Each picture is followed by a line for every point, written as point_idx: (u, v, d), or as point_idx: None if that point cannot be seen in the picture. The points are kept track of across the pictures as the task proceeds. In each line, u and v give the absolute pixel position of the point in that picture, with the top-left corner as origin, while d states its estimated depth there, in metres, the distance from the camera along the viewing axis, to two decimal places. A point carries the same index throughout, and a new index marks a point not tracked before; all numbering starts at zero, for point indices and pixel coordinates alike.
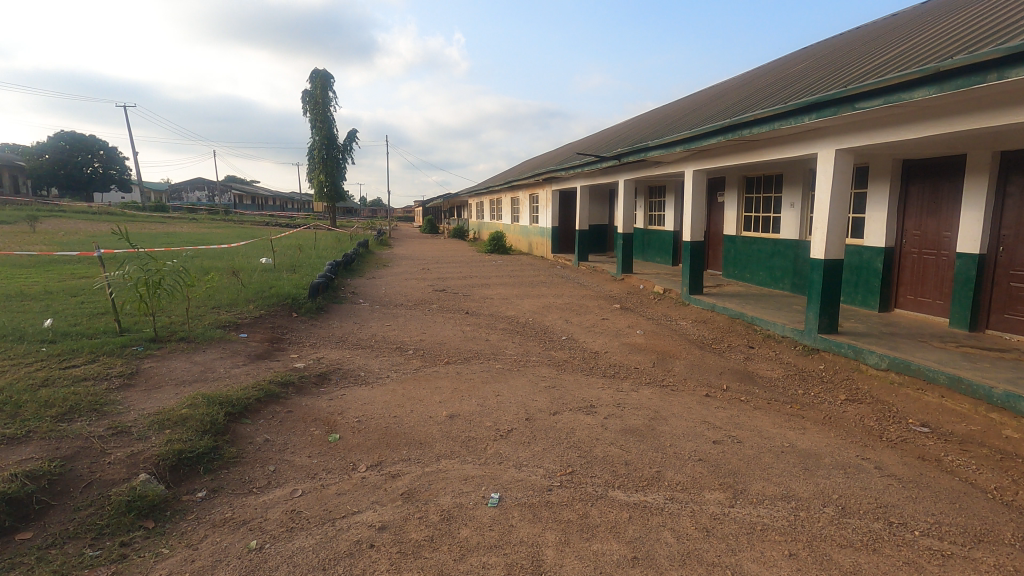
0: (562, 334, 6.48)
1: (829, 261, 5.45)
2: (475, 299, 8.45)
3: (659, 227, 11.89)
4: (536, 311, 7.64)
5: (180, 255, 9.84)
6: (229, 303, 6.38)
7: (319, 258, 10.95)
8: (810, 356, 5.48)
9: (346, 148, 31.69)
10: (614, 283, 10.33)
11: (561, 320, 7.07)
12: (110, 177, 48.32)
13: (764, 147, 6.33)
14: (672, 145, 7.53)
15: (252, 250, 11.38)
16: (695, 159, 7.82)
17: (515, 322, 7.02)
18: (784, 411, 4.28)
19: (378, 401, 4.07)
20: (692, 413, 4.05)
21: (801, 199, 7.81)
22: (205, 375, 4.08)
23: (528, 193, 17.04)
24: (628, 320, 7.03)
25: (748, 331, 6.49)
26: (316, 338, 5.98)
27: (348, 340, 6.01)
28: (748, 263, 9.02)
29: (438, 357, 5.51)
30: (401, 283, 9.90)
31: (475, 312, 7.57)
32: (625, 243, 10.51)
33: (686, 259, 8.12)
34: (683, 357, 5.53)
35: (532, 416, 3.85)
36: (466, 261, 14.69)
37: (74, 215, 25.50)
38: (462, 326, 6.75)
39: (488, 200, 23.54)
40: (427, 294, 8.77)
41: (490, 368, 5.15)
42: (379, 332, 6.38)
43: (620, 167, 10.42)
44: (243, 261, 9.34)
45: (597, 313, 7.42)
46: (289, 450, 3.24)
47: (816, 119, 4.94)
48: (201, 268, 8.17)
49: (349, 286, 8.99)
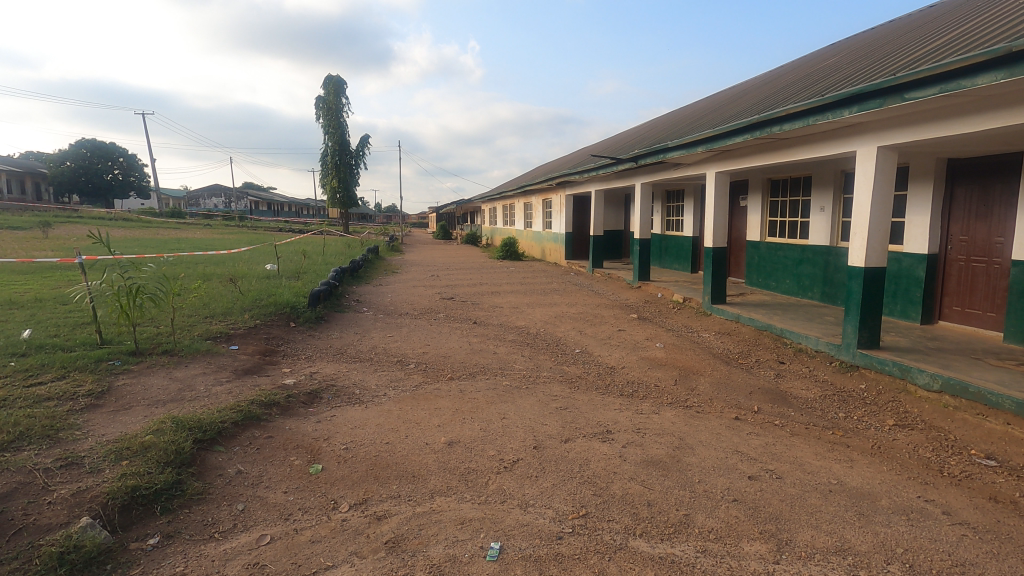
0: (575, 347, 6.05)
1: (870, 269, 4.95)
2: (484, 307, 8.06)
3: (678, 233, 11.41)
4: (548, 321, 7.21)
5: (182, 263, 9.61)
6: (223, 313, 6.06)
7: (326, 264, 10.65)
8: (849, 374, 4.98)
9: (359, 154, 31.61)
10: (630, 291, 9.86)
11: (574, 332, 6.63)
12: (129, 183, 48.97)
13: (794, 146, 5.86)
14: (693, 145, 7.09)
15: (257, 256, 11.12)
16: (717, 160, 7.36)
17: (526, 333, 6.61)
18: (827, 438, 3.79)
19: (371, 425, 3.67)
20: (722, 441, 3.59)
21: (833, 203, 7.30)
22: (181, 394, 3.72)
23: (541, 199, 16.65)
24: (646, 332, 6.57)
25: (777, 344, 5.99)
26: (313, 351, 5.62)
27: (347, 353, 5.64)
28: (774, 270, 8.52)
29: (441, 372, 5.11)
30: (408, 291, 9.55)
31: (483, 322, 7.16)
32: (642, 250, 10.05)
33: (708, 267, 7.63)
34: (707, 374, 5.06)
35: (540, 444, 3.43)
36: (477, 268, 14.31)
37: (90, 222, 25.67)
38: (469, 337, 6.35)
39: (501, 206, 23.20)
40: (434, 302, 8.40)
41: (497, 385, 4.73)
42: (380, 344, 6.00)
43: (637, 170, 9.99)
44: (246, 268, 9.06)
45: (613, 323, 6.98)
46: (263, 485, 2.84)
47: (857, 113, 4.47)
48: (201, 276, 7.89)
49: (353, 294, 8.66)
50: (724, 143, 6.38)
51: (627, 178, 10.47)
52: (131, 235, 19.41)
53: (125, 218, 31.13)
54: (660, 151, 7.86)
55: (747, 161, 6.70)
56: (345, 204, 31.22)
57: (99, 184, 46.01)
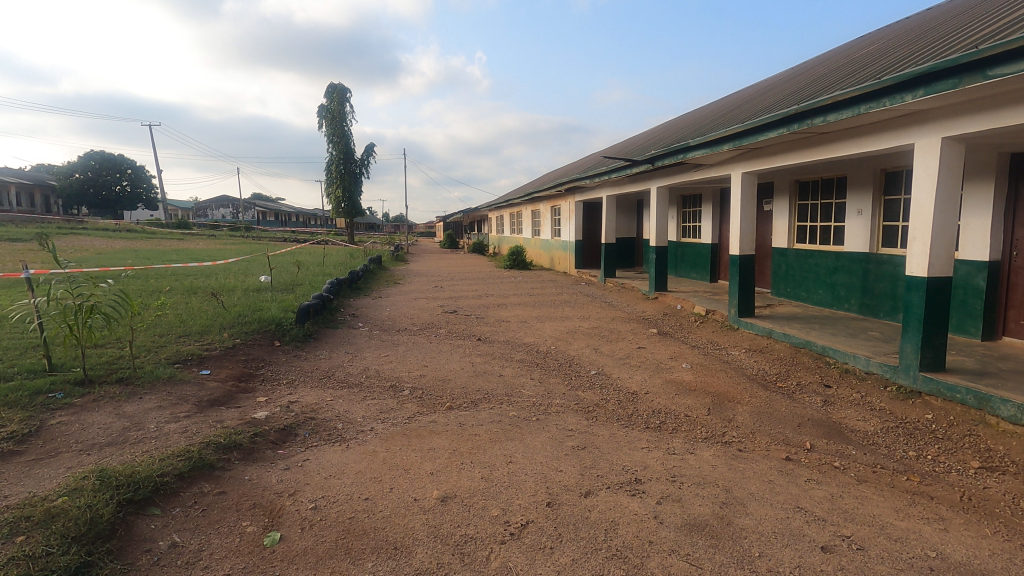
0: (590, 368, 5.40)
1: (934, 279, 4.28)
2: (489, 322, 7.43)
3: (695, 240, 10.77)
4: (560, 337, 6.56)
5: (170, 277, 9.08)
6: (200, 332, 5.48)
7: (322, 276, 10.08)
8: (911, 402, 4.29)
9: (363, 162, 31.24)
10: (647, 302, 9.20)
11: (589, 350, 5.99)
12: (137, 195, 48.97)
13: (835, 140, 5.21)
14: (717, 142, 6.45)
15: (251, 268, 10.58)
16: (743, 159, 6.72)
17: (535, 352, 5.96)
18: (902, 487, 3.12)
19: (351, 472, 3.05)
20: (778, 493, 2.93)
21: (873, 205, 6.63)
22: (123, 435, 3.11)
23: (549, 205, 16.07)
24: (669, 349, 5.91)
25: (819, 365, 5.31)
26: (296, 375, 5.01)
27: (335, 377, 5.03)
28: (804, 279, 7.84)
29: (439, 399, 4.48)
30: (409, 303, 8.95)
31: (488, 339, 6.52)
32: (659, 258, 9.40)
33: (734, 276, 6.96)
34: (745, 401, 4.39)
35: (555, 499, 2.79)
36: (484, 278, 13.71)
37: (93, 233, 25.38)
38: (472, 357, 5.70)
39: (508, 215, 22.63)
40: (436, 317, 7.78)
41: (502, 416, 4.09)
42: (372, 366, 5.38)
43: (652, 172, 9.35)
44: (236, 281, 8.50)
45: (631, 340, 6.32)
46: (201, 564, 2.20)
47: (923, 97, 3.80)
48: (184, 291, 7.33)
49: (349, 308, 8.07)
50: (754, 139, 5.73)
51: (642, 182, 9.85)
52: (132, 247, 19.06)
53: (131, 229, 30.97)
54: (680, 151, 7.23)
55: (778, 160, 6.05)
56: (349, 214, 30.80)
57: (107, 195, 46.06)
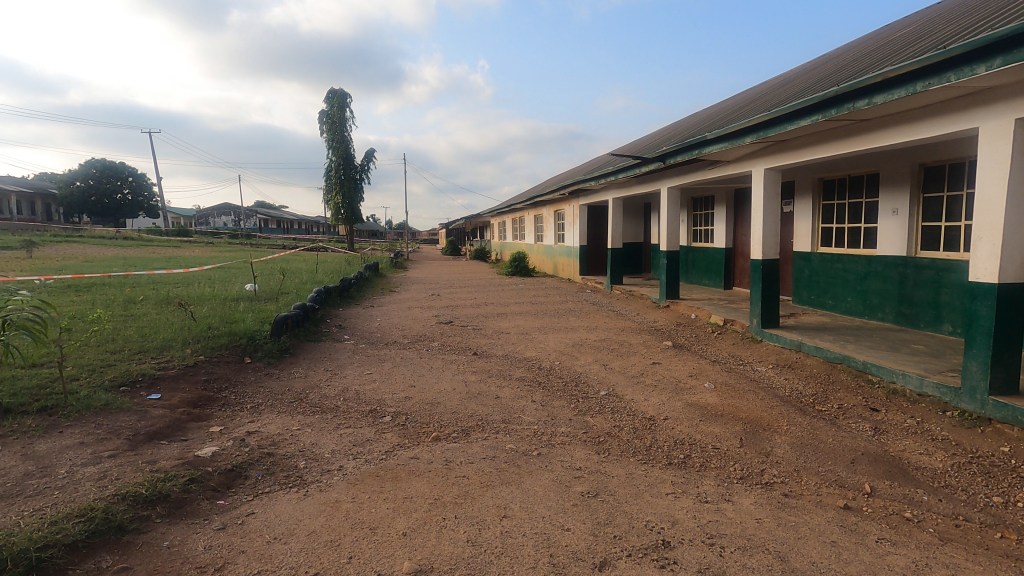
0: (599, 388, 4.76)
1: (1006, 285, 3.63)
2: (487, 333, 6.80)
3: (708, 244, 10.15)
4: (564, 351, 5.92)
5: (147, 286, 8.51)
6: (159, 348, 4.87)
7: (311, 285, 9.48)
8: (981, 431, 3.63)
9: (364, 168, 30.74)
10: (658, 311, 8.57)
11: (597, 366, 5.35)
12: (139, 203, 48.65)
13: (878, 129, 4.57)
14: (738, 135, 5.82)
15: (237, 275, 10.00)
16: (765, 153, 6.08)
17: (537, 369, 5.32)
18: (1002, 550, 2.46)
19: (303, 531, 2.42)
20: (847, 563, 2.28)
21: (910, 203, 6.00)
22: (19, 486, 2.49)
23: (553, 210, 15.48)
24: (688, 365, 5.27)
25: (861, 384, 4.65)
26: (264, 398, 4.38)
27: (307, 400, 4.40)
28: (830, 286, 7.21)
29: (424, 428, 3.86)
30: (402, 313, 8.32)
31: (486, 353, 5.88)
32: (670, 263, 8.78)
33: (757, 283, 6.32)
34: (783, 430, 3.74)
35: (561, 572, 2.15)
36: (484, 285, 13.10)
37: (89, 241, 24.94)
38: (466, 375, 5.07)
39: (510, 221, 22.04)
40: (429, 328, 7.15)
41: (498, 450, 3.44)
42: (352, 386, 4.75)
43: (663, 171, 8.72)
44: (215, 291, 7.90)
45: (644, 354, 5.68)
46: None
47: (999, 68, 3.16)
48: (155, 302, 6.74)
49: (336, 319, 7.44)
50: (782, 129, 5.10)
51: (651, 182, 9.22)
52: (126, 254, 18.58)
53: (128, 237, 30.54)
54: (695, 146, 6.60)
55: (807, 154, 5.42)
56: (349, 221, 30.30)
57: (109, 203, 45.81)
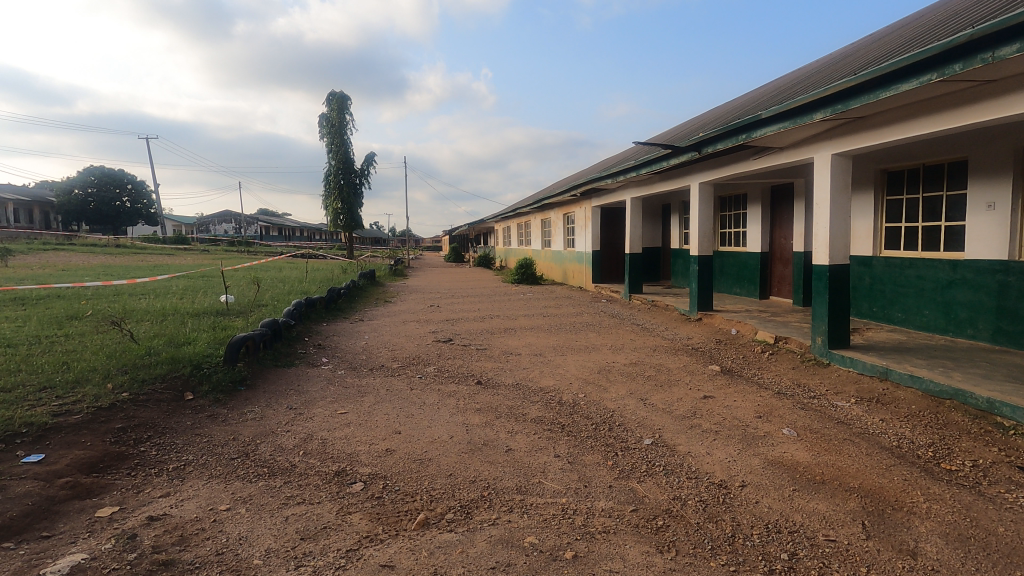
0: (642, 435, 3.62)
1: None
2: (493, 355, 5.67)
3: (740, 249, 9.07)
4: (589, 379, 4.79)
5: (102, 299, 7.46)
6: (71, 382, 3.77)
7: (294, 296, 8.40)
8: None
9: (364, 172, 29.79)
10: (689, 325, 7.46)
11: (634, 401, 4.22)
12: (138, 211, 47.84)
13: (1010, 90, 3.44)
14: (803, 111, 4.69)
15: (213, 285, 8.94)
16: (831, 136, 4.96)
17: (557, 407, 4.18)
18: None
19: None
20: None
21: (1012, 195, 4.89)
22: None
23: (562, 213, 14.39)
24: (751, 401, 4.13)
25: (989, 430, 3.51)
26: (198, 452, 3.28)
27: (254, 455, 3.28)
28: (899, 297, 6.11)
29: (408, 503, 2.74)
30: (395, 329, 7.21)
31: (492, 383, 4.76)
32: (703, 271, 7.67)
33: (821, 294, 5.19)
34: (923, 511, 2.59)
35: None
36: (489, 294, 12.02)
37: (83, 249, 24.17)
38: (467, 416, 3.94)
39: (516, 226, 20.97)
40: (425, 348, 6.04)
41: (512, 551, 2.31)
42: (319, 432, 3.63)
43: (694, 165, 7.60)
44: (177, 304, 6.82)
45: (690, 384, 4.55)
46: None
47: None
48: (97, 319, 5.66)
49: (315, 338, 6.33)
50: (873, 98, 3.97)
51: (678, 179, 8.11)
52: (114, 263, 17.61)
53: (124, 245, 29.70)
54: (744, 128, 5.47)
55: (893, 134, 4.29)
56: (349, 227, 29.36)
57: (107, 210, 45.04)
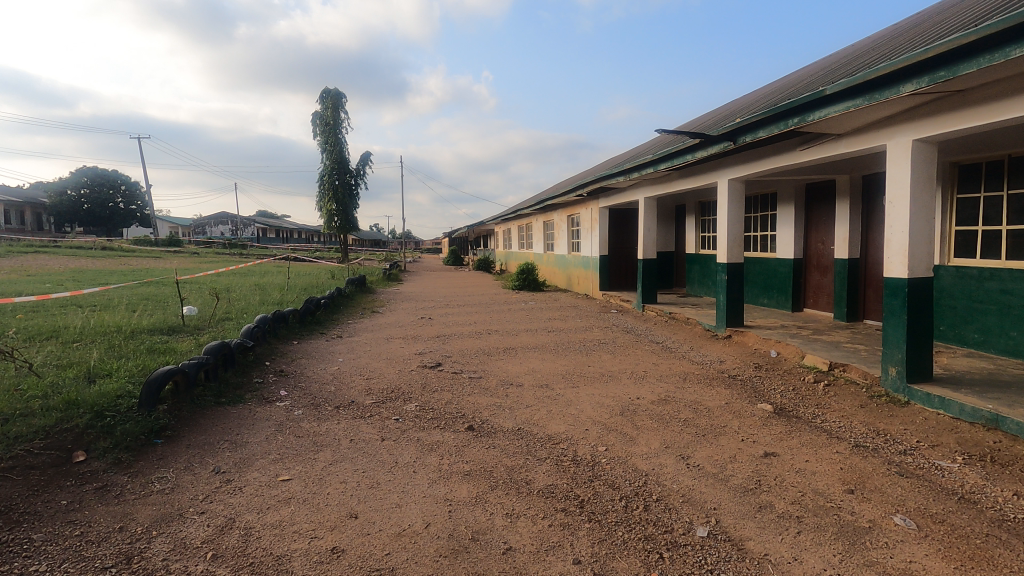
0: (693, 521, 2.60)
1: None
2: (489, 387, 4.65)
3: (768, 255, 8.09)
4: (611, 425, 3.76)
5: (37, 313, 6.43)
6: None
7: (265, 308, 7.38)
8: None
9: (359, 173, 28.81)
10: (717, 344, 6.45)
11: (673, 461, 3.20)
12: (131, 212, 46.79)
13: None
14: (886, 83, 3.67)
15: (175, 296, 7.92)
16: (911, 117, 3.95)
17: (571, 469, 3.15)
18: None
19: None
20: None
21: None
22: None
23: (566, 215, 13.41)
24: (829, 462, 3.11)
25: None
26: (57, 555, 2.26)
27: (138, 560, 2.26)
28: (974, 314, 5.11)
29: None
30: (377, 349, 6.18)
31: (487, 430, 3.73)
32: (732, 281, 6.66)
33: (895, 315, 4.18)
34: None
35: None
36: (488, 304, 11.00)
37: (64, 253, 23.09)
38: (450, 486, 2.92)
39: (517, 229, 19.93)
40: (408, 377, 5.01)
41: None
42: (243, 517, 2.61)
43: (722, 159, 6.59)
44: (119, 321, 5.80)
45: (742, 434, 3.54)
46: None
47: None
48: (6, 342, 4.63)
49: (277, 363, 5.30)
50: (1000, 58, 2.97)
51: (701, 176, 7.10)
52: (92, 268, 16.52)
53: (114, 248, 28.70)
54: (798, 110, 4.46)
55: (1009, 110, 3.29)
56: (344, 229, 28.40)
57: (100, 211, 44.02)
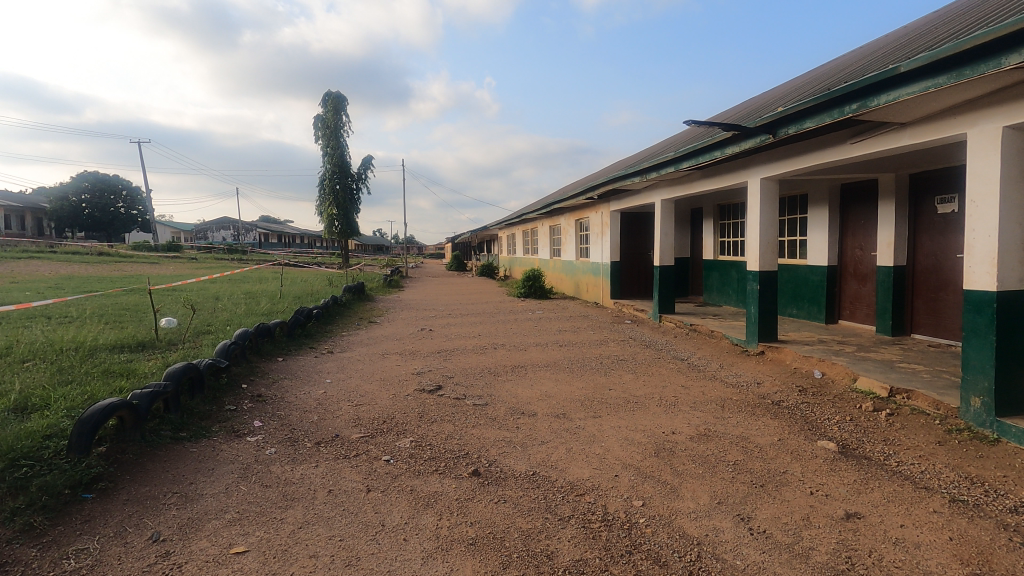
0: None
1: None
2: (497, 418, 3.99)
3: (797, 261, 7.43)
4: (645, 470, 3.10)
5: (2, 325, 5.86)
6: None
7: (250, 320, 6.75)
8: None
9: (360, 177, 28.27)
10: (750, 361, 5.79)
11: (732, 525, 2.53)
12: (133, 217, 46.41)
13: None
14: (980, 56, 3.02)
15: (157, 307, 7.32)
16: (1002, 100, 3.31)
17: (604, 536, 2.49)
18: None
19: None
20: None
21: None
22: None
23: (575, 220, 12.77)
24: (932, 529, 2.44)
25: None
26: None
27: None
28: None
29: None
30: (370, 368, 5.53)
31: (495, 475, 3.08)
32: (764, 291, 6.00)
33: (981, 334, 3.51)
34: None
35: None
36: (493, 313, 10.36)
37: (60, 257, 22.62)
38: (449, 564, 2.26)
39: (522, 234, 19.27)
40: (403, 403, 4.36)
41: None
42: None
43: (754, 155, 5.95)
44: (83, 336, 5.17)
45: (811, 485, 2.87)
46: None
47: None
48: None
49: (255, 386, 4.66)
50: None
51: (729, 175, 6.46)
52: (84, 274, 15.94)
53: (112, 253, 28.25)
54: (858, 94, 3.82)
55: None
56: (345, 234, 27.85)
57: (99, 216, 43.56)
